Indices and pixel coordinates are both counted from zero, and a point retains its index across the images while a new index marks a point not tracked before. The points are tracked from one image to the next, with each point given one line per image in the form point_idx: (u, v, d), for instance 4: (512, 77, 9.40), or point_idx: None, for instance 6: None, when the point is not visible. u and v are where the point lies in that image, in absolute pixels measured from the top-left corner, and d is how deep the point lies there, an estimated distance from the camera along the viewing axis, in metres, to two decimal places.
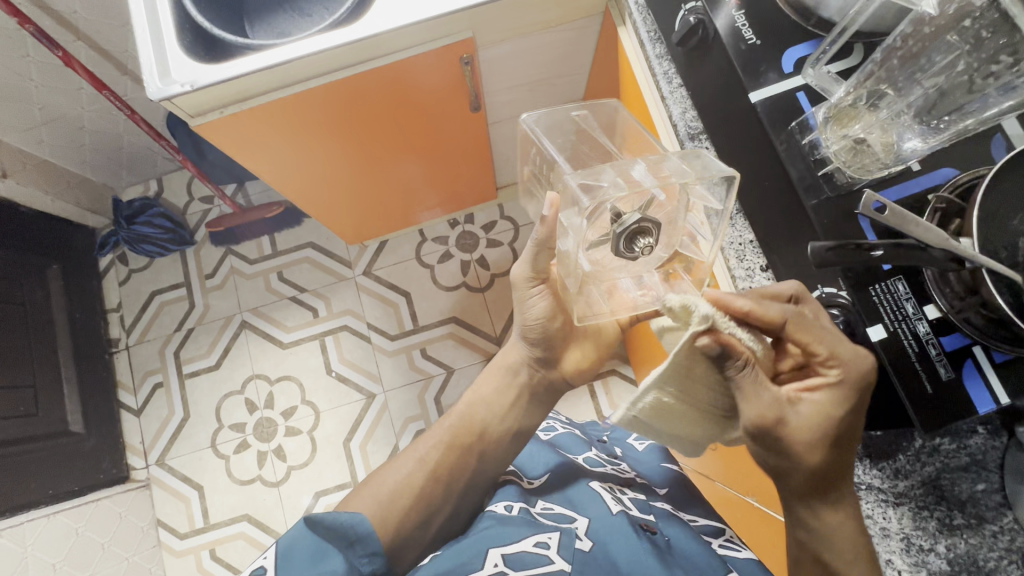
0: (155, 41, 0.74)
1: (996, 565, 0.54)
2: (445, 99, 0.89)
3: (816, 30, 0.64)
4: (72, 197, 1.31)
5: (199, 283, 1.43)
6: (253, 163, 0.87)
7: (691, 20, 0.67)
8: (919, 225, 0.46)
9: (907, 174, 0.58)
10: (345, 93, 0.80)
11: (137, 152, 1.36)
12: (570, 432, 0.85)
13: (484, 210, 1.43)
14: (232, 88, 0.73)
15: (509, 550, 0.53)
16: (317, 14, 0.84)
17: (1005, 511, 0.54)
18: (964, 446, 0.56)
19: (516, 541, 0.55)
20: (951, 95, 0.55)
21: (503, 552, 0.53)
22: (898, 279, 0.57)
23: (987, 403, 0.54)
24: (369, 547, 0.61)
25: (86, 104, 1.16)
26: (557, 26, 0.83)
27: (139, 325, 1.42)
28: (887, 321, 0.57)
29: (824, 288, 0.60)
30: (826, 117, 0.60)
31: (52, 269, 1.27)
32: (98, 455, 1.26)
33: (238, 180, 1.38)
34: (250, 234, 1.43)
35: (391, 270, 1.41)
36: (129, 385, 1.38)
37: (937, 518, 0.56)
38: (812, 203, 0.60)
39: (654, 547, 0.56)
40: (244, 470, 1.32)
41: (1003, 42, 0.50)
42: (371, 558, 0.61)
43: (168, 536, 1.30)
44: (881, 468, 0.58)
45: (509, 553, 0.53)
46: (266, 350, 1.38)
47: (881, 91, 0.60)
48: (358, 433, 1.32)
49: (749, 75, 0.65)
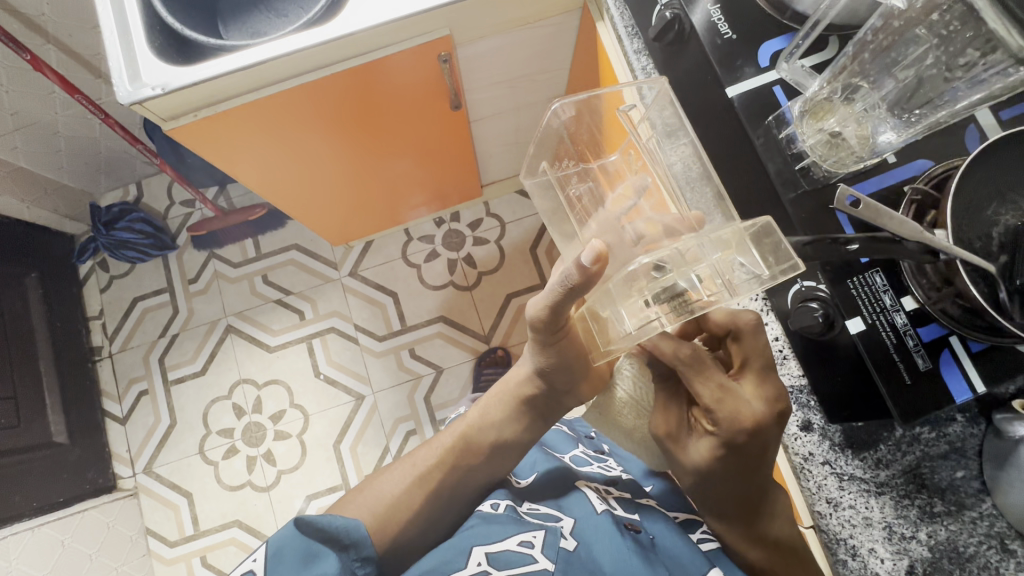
0: (124, 43, 0.73)
1: (976, 551, 0.54)
2: (426, 97, 0.88)
3: (791, 24, 0.65)
4: (48, 204, 1.29)
5: (183, 288, 1.42)
6: (233, 166, 0.86)
7: (667, 15, 0.67)
8: (894, 219, 0.46)
9: (883, 167, 0.58)
10: (323, 94, 0.79)
11: (115, 156, 1.34)
12: (559, 430, 0.85)
13: (470, 207, 1.42)
14: (206, 91, 0.72)
15: (493, 549, 0.53)
16: (291, 14, 0.83)
17: (984, 497, 0.55)
18: (942, 434, 0.57)
19: (500, 540, 0.55)
20: (926, 87, 0.55)
21: (487, 551, 0.53)
22: (876, 271, 0.57)
23: (964, 391, 0.55)
24: (363, 551, 0.61)
25: (60, 109, 1.14)
26: (536, 22, 0.82)
27: (122, 332, 1.40)
28: (865, 314, 0.57)
29: (804, 282, 0.61)
30: (802, 112, 0.60)
31: (31, 278, 1.25)
32: (83, 465, 1.25)
33: (219, 182, 1.36)
34: (232, 238, 1.41)
35: (377, 270, 1.40)
36: (114, 394, 1.37)
37: (918, 506, 0.56)
38: (790, 196, 0.61)
39: (638, 545, 0.56)
40: (234, 476, 1.31)
41: (971, 35, 0.50)
42: (365, 562, 0.61)
43: (158, 545, 1.29)
44: (862, 458, 0.58)
45: (492, 552, 0.53)
46: (252, 353, 1.37)
47: (856, 83, 0.59)
48: (348, 435, 1.32)
49: (726, 70, 0.65)
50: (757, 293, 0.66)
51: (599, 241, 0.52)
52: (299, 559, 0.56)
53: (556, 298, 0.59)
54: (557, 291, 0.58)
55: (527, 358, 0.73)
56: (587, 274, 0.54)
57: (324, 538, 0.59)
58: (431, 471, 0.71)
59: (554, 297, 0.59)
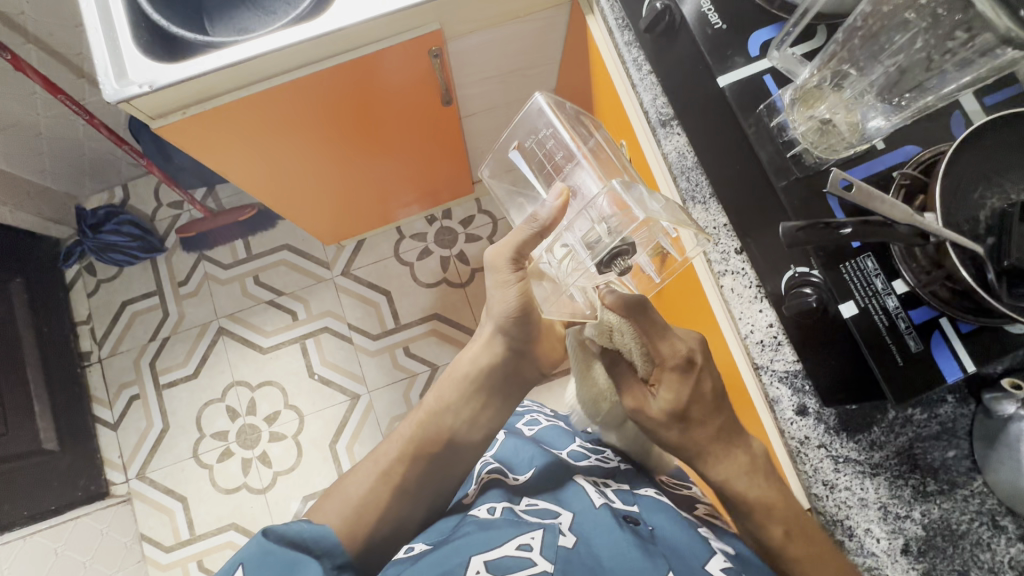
0: (109, 41, 0.72)
1: (969, 528, 0.55)
2: (416, 92, 0.88)
3: (779, 13, 0.65)
4: (32, 207, 1.26)
5: (172, 290, 1.40)
6: (223, 165, 0.86)
7: (657, 6, 0.69)
8: (885, 203, 0.47)
9: (873, 153, 0.59)
10: (314, 92, 0.79)
11: (100, 158, 1.32)
12: (553, 425, 0.85)
13: (461, 205, 1.42)
14: (194, 88, 0.72)
15: (491, 556, 0.51)
16: (279, 11, 0.82)
17: (975, 476, 0.56)
18: (934, 415, 0.58)
19: (498, 545, 0.53)
20: (910, 73, 0.57)
21: (485, 559, 0.51)
22: (867, 256, 0.59)
23: (955, 371, 0.56)
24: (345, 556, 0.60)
25: (42, 110, 1.13)
26: (526, 16, 0.82)
27: (111, 337, 1.38)
28: (858, 298, 0.58)
29: (797, 268, 0.61)
30: (792, 100, 0.62)
31: (16, 284, 1.22)
32: (74, 472, 1.24)
33: (208, 183, 1.35)
34: (221, 239, 1.40)
35: (369, 269, 1.40)
36: (104, 399, 1.35)
37: (911, 486, 0.57)
38: (781, 184, 0.61)
39: (638, 538, 0.57)
40: (229, 479, 1.30)
41: (958, 18, 0.52)
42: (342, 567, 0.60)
43: (153, 551, 1.27)
44: (857, 441, 0.59)
45: (491, 559, 0.51)
46: (245, 355, 1.36)
47: (844, 70, 0.61)
48: (344, 435, 1.31)
49: (717, 60, 0.66)
50: (752, 280, 0.65)
51: (563, 186, 0.62)
52: (283, 566, 0.54)
53: (520, 239, 0.64)
54: (523, 231, 0.64)
55: (518, 341, 0.73)
56: (554, 215, 0.61)
57: (293, 545, 0.56)
58: (394, 466, 0.70)
59: (520, 239, 0.64)
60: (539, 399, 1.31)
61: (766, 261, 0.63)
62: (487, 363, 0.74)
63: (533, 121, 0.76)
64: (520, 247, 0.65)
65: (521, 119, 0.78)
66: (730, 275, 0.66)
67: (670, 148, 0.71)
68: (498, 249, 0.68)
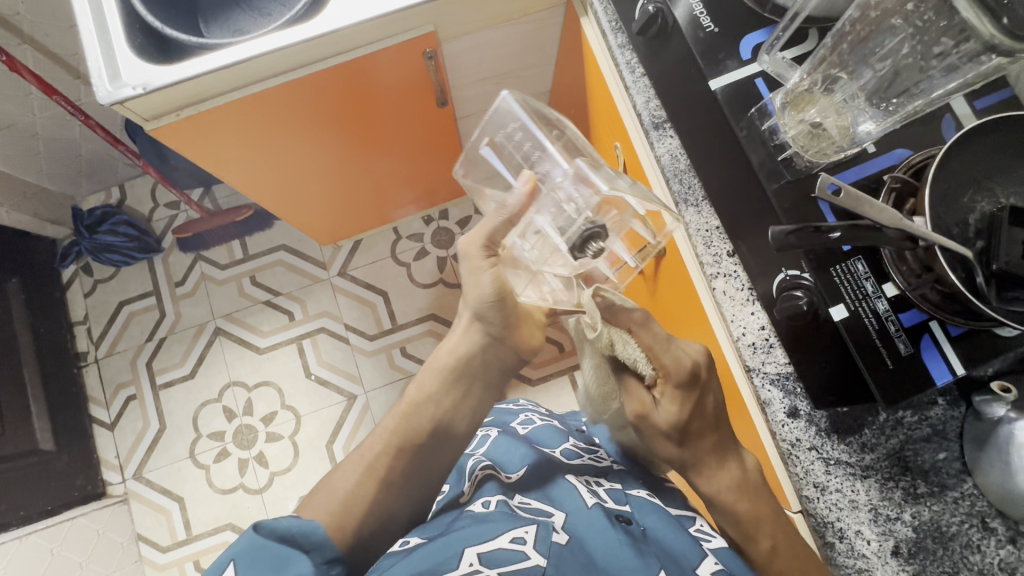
0: (103, 43, 0.72)
1: (959, 530, 0.55)
2: (411, 93, 0.88)
3: (770, 16, 0.65)
4: (29, 208, 1.27)
5: (169, 291, 1.40)
6: (216, 165, 0.86)
7: (650, 9, 0.69)
8: (874, 206, 0.47)
9: (863, 156, 0.59)
10: (308, 93, 0.79)
11: (96, 158, 1.32)
12: (547, 424, 0.85)
13: (458, 205, 1.42)
14: (187, 89, 0.72)
15: (484, 548, 0.52)
16: (272, 12, 0.82)
17: (965, 477, 0.56)
18: (925, 417, 0.58)
19: (492, 538, 0.54)
20: (902, 77, 0.57)
21: (478, 550, 0.51)
22: (857, 258, 0.59)
23: (944, 373, 0.56)
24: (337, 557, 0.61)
25: (37, 110, 1.13)
26: (520, 18, 0.82)
27: (108, 337, 1.38)
28: (848, 301, 0.58)
29: (788, 270, 0.62)
30: (783, 103, 0.61)
31: (12, 284, 1.23)
32: (72, 472, 1.24)
33: (204, 183, 1.35)
34: (218, 239, 1.41)
35: (366, 270, 1.40)
36: (101, 399, 1.35)
37: (902, 488, 0.57)
38: (772, 187, 0.62)
39: (629, 537, 0.57)
40: (226, 479, 1.30)
41: (945, 24, 0.52)
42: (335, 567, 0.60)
43: (150, 550, 1.28)
44: (848, 443, 0.59)
45: (484, 551, 0.51)
46: (242, 355, 1.37)
47: (835, 74, 0.61)
48: (341, 435, 1.31)
49: (709, 63, 0.66)
50: (743, 283, 0.65)
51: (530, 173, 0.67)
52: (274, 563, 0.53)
53: (492, 226, 0.70)
54: (494, 219, 0.70)
55: (511, 343, 0.74)
56: (522, 202, 0.67)
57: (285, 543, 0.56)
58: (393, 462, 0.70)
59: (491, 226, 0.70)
60: (537, 400, 1.32)
61: (757, 265, 0.64)
62: (481, 365, 0.74)
63: (499, 121, 0.77)
64: (492, 234, 0.70)
65: (489, 116, 0.78)
66: (722, 277, 0.66)
67: (663, 150, 0.70)
68: (470, 238, 0.72)
